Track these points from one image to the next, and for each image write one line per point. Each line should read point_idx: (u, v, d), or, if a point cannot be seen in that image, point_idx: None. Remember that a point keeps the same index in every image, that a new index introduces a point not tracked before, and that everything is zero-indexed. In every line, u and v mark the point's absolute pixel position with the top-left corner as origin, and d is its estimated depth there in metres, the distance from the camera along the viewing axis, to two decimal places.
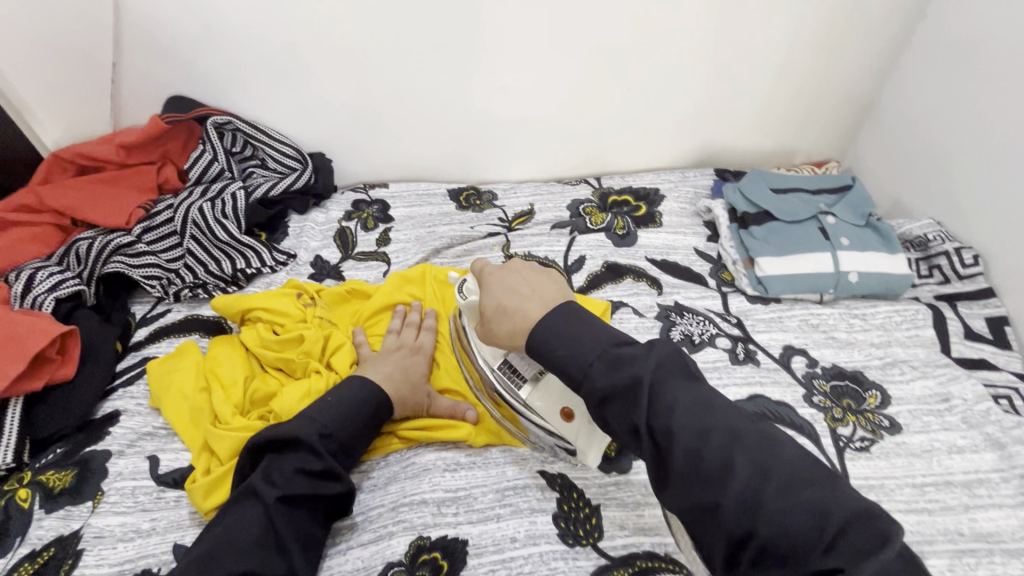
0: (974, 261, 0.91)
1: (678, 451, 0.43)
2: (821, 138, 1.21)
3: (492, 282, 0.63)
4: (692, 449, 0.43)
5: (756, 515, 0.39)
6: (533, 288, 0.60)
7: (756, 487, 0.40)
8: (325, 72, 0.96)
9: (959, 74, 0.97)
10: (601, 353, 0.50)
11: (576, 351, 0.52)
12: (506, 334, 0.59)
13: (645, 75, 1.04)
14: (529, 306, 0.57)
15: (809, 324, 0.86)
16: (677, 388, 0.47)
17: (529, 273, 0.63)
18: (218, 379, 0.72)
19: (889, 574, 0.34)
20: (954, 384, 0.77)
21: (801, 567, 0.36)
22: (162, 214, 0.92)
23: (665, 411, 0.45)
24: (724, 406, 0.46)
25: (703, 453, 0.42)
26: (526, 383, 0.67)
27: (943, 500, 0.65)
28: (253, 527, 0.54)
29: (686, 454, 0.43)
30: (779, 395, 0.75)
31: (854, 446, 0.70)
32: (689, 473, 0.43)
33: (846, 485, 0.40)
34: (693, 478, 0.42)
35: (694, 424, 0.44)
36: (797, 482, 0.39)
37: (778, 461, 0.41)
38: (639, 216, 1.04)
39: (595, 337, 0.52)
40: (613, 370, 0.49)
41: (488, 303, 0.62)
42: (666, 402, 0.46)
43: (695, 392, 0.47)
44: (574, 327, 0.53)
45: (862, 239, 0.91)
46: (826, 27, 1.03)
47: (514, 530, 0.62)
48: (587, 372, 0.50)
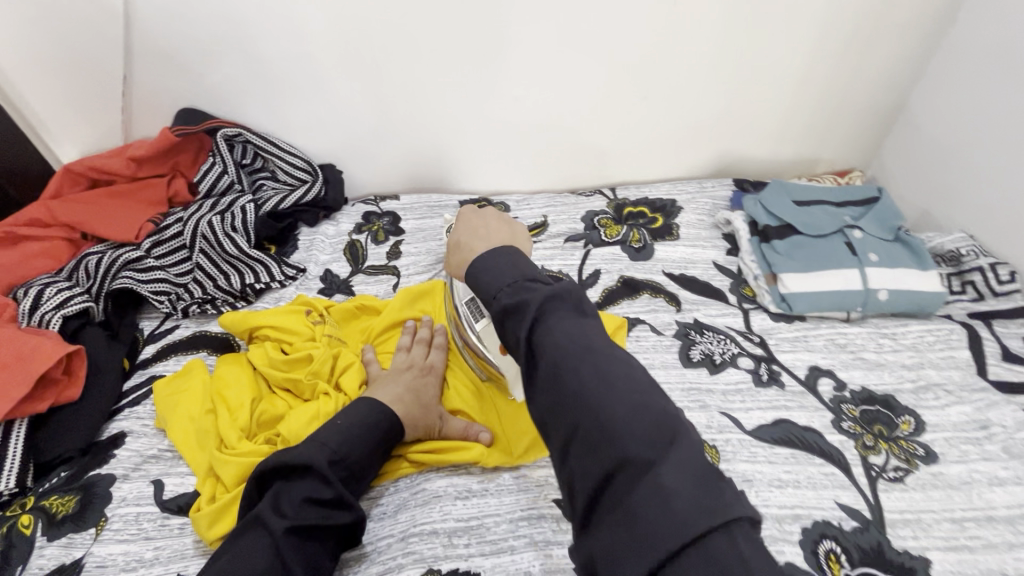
0: (1010, 277, 0.87)
1: (546, 360, 0.43)
2: (844, 146, 1.17)
3: (460, 224, 0.63)
4: (557, 358, 0.42)
5: (597, 417, 0.39)
6: (491, 232, 0.60)
7: (602, 398, 0.40)
8: (335, 83, 0.95)
9: (991, 79, 0.93)
10: (513, 282, 0.48)
11: (492, 278, 0.49)
12: (456, 267, 0.59)
13: (661, 83, 1.01)
14: (478, 244, 0.57)
15: (836, 343, 0.82)
16: (563, 317, 0.45)
17: (497, 219, 0.62)
18: (224, 401, 0.70)
19: (684, 469, 0.36)
20: (993, 410, 0.73)
21: (612, 456, 0.37)
22: (171, 228, 0.91)
23: (545, 328, 0.44)
24: (604, 339, 0.44)
25: (563, 361, 0.42)
26: (482, 318, 0.71)
27: (985, 537, 0.61)
28: (259, 559, 0.51)
29: (551, 362, 0.42)
30: (805, 421, 0.71)
31: (888, 477, 0.66)
32: (550, 381, 0.42)
33: (671, 402, 0.40)
34: (551, 380, 0.42)
35: (568, 342, 0.43)
36: (638, 399, 0.40)
37: (626, 379, 0.41)
38: (656, 228, 1.01)
39: (510, 265, 0.50)
40: (515, 294, 0.47)
41: (450, 241, 0.62)
42: (547, 322, 0.44)
43: (580, 321, 0.45)
44: (501, 262, 0.50)
45: (891, 254, 0.87)
46: (850, 32, 0.99)
47: (528, 563, 0.59)
48: (496, 295, 0.48)
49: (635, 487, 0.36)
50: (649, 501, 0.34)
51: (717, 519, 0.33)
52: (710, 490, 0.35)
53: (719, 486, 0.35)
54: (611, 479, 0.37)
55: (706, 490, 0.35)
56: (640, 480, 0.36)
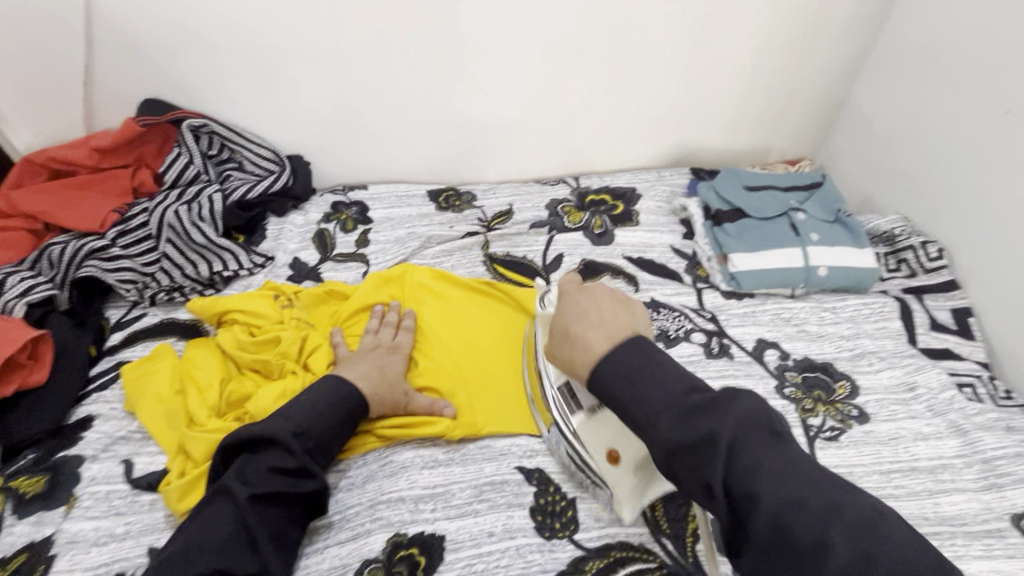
0: (939, 254, 0.93)
1: (765, 515, 0.42)
2: (795, 137, 1.24)
3: (567, 304, 0.59)
4: (781, 521, 0.41)
5: None
6: (608, 320, 0.56)
7: (858, 566, 0.39)
8: (302, 74, 0.96)
9: (922, 73, 1.01)
10: (674, 401, 0.48)
11: (649, 394, 0.49)
12: (566, 359, 0.56)
13: (620, 75, 1.06)
14: (597, 341, 0.53)
15: (781, 318, 0.88)
16: (763, 451, 0.44)
17: (609, 301, 0.58)
18: (193, 381, 0.72)
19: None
20: (920, 373, 0.79)
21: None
22: (136, 218, 0.92)
23: (746, 476, 0.43)
24: (807, 468, 0.44)
25: (793, 526, 0.41)
26: (581, 411, 0.65)
27: (909, 485, 0.67)
28: (224, 527, 0.54)
29: (773, 528, 0.41)
30: (751, 387, 0.77)
31: (824, 436, 0.72)
32: (776, 542, 0.41)
33: (944, 566, 0.39)
34: (788, 551, 0.40)
35: (785, 491, 0.42)
36: (895, 563, 0.39)
37: (876, 538, 0.40)
38: (616, 215, 1.06)
39: (670, 382, 0.49)
40: (683, 424, 0.46)
41: (556, 324, 0.58)
42: (749, 467, 0.43)
43: (780, 454, 0.44)
44: (640, 368, 0.50)
45: (831, 234, 0.93)
46: (796, 28, 1.05)
47: (490, 525, 0.63)
48: (654, 420, 0.48)
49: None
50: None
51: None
52: None
53: None
54: None
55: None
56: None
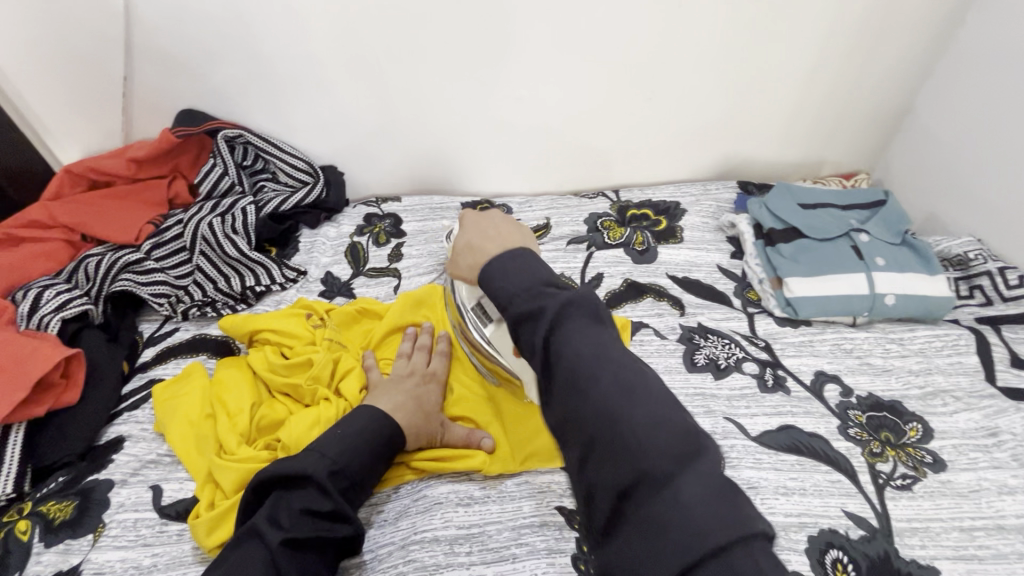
0: (1020, 282, 0.85)
1: (562, 368, 0.44)
2: (850, 149, 1.16)
3: (466, 224, 0.62)
4: (572, 370, 0.43)
5: (612, 428, 0.41)
6: (500, 232, 0.58)
7: (616, 406, 0.41)
8: (336, 83, 0.94)
9: (1000, 83, 0.92)
10: (530, 285, 0.48)
11: (508, 284, 0.49)
12: (467, 269, 0.58)
13: (666, 83, 1.00)
14: (491, 245, 0.56)
15: (842, 348, 0.81)
16: (582, 324, 0.45)
17: (505, 221, 0.61)
18: (223, 406, 0.70)
19: (702, 483, 0.37)
20: (1002, 417, 0.72)
21: (633, 468, 0.39)
22: (171, 230, 0.91)
23: (563, 337, 0.45)
24: (612, 340, 0.46)
25: (579, 373, 0.43)
26: (492, 322, 0.66)
27: (996, 546, 0.60)
28: (253, 572, 0.49)
29: (567, 375, 0.43)
30: (812, 427, 0.70)
31: (895, 485, 0.65)
32: (565, 389, 0.43)
33: (688, 416, 0.41)
34: (570, 390, 0.43)
35: (586, 351, 0.44)
36: (654, 411, 0.41)
37: (645, 391, 0.42)
38: (659, 231, 1.00)
39: (534, 274, 0.49)
40: (534, 301, 0.47)
41: (459, 243, 0.61)
42: (564, 329, 0.45)
43: (597, 329, 0.46)
44: (515, 264, 0.50)
45: (898, 259, 0.86)
46: (857, 32, 0.98)
47: (531, 572, 0.57)
48: (511, 300, 0.48)
49: (652, 497, 0.37)
50: (669, 511, 0.36)
51: (739, 533, 0.35)
52: (731, 504, 0.36)
53: (737, 499, 0.37)
54: (633, 493, 0.38)
55: (719, 500, 0.36)
56: (657, 494, 0.37)
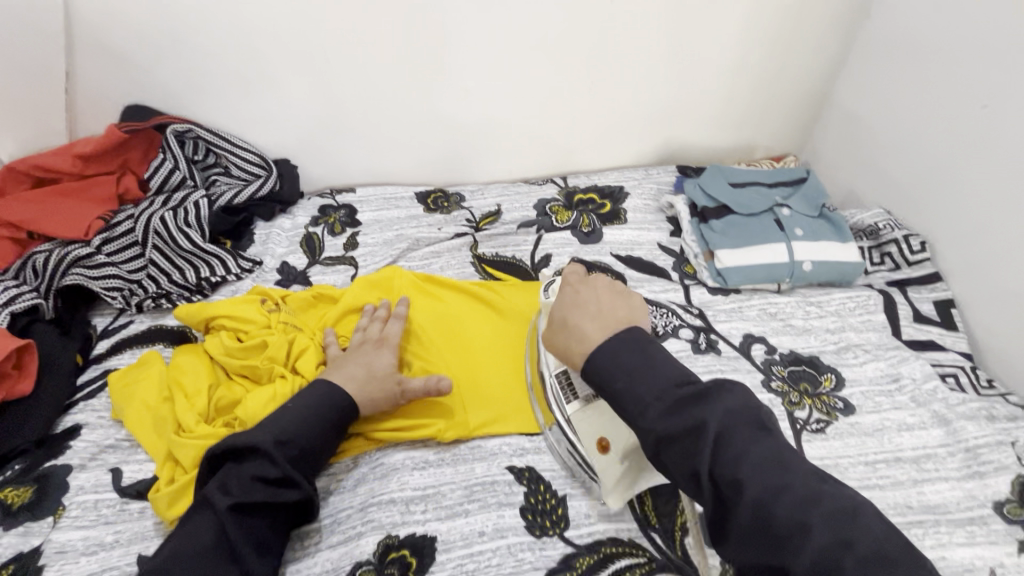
0: (921, 247, 0.95)
1: (746, 505, 0.44)
2: (779, 133, 1.25)
3: (565, 294, 0.63)
4: (763, 508, 0.44)
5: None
6: (602, 310, 0.59)
7: (837, 555, 0.41)
8: (286, 76, 0.96)
9: (899, 70, 1.02)
10: (673, 396, 0.49)
11: (635, 386, 0.51)
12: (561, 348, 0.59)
13: (606, 74, 1.06)
14: (592, 328, 0.56)
15: (768, 313, 0.89)
16: (747, 440, 0.46)
17: (607, 292, 0.62)
18: (181, 388, 0.71)
19: None
20: (904, 364, 0.80)
21: None
22: (122, 224, 0.91)
23: (734, 464, 0.45)
24: (792, 459, 0.46)
25: (774, 515, 0.43)
26: (576, 400, 0.67)
27: (893, 475, 0.68)
28: (204, 536, 0.54)
29: (756, 515, 0.43)
30: (739, 381, 0.77)
31: (810, 428, 0.72)
32: (759, 530, 0.43)
33: (916, 552, 0.41)
34: (756, 531, 0.43)
35: (768, 480, 0.44)
36: (871, 554, 0.41)
37: (851, 523, 0.42)
38: (604, 213, 1.06)
39: (660, 374, 0.51)
40: (678, 415, 0.48)
41: (555, 313, 0.61)
42: (731, 454, 0.46)
43: (766, 445, 0.46)
44: (639, 365, 0.52)
45: (815, 230, 0.94)
46: (778, 24, 1.06)
47: (481, 525, 0.63)
48: (643, 410, 0.50)
49: None
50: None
51: None
52: None
53: None
54: None
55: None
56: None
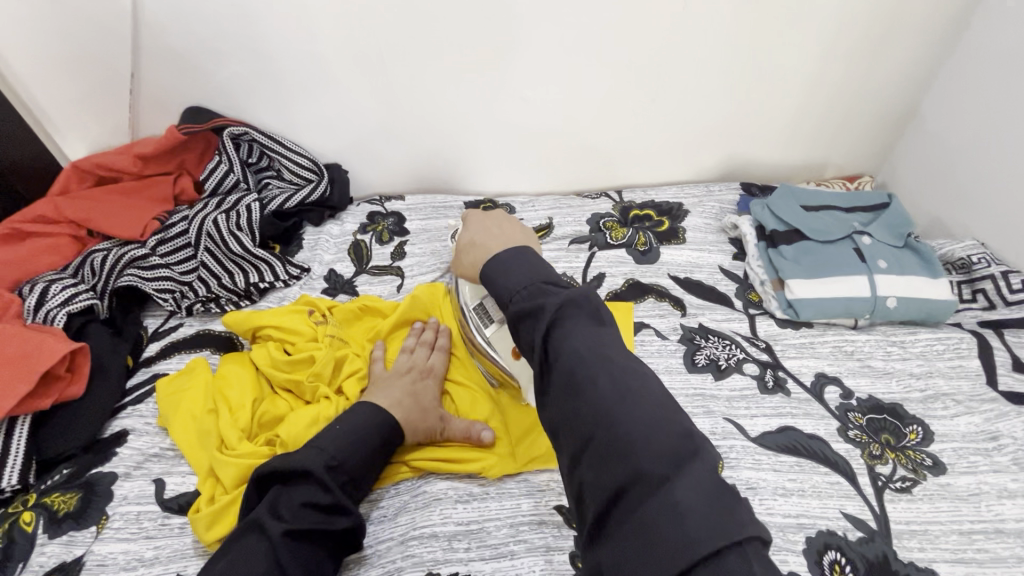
0: (1022, 286, 0.84)
1: (562, 367, 0.45)
2: (854, 151, 1.16)
3: (471, 224, 0.67)
4: (571, 369, 0.44)
5: (607, 424, 0.40)
6: (502, 233, 0.64)
7: (611, 405, 0.41)
8: (341, 79, 0.94)
9: (1002, 87, 0.92)
10: (529, 285, 0.51)
11: (510, 281, 0.52)
12: (470, 266, 0.64)
13: (669, 85, 1.01)
14: (492, 242, 0.62)
15: (843, 351, 0.81)
16: (580, 324, 0.47)
17: (506, 223, 0.67)
18: (226, 401, 0.70)
19: (694, 482, 0.36)
20: (1003, 421, 0.72)
21: (628, 468, 0.38)
22: (176, 226, 0.91)
23: (563, 336, 0.46)
24: (617, 346, 0.46)
25: (578, 373, 0.44)
26: (493, 323, 0.72)
27: (993, 550, 0.60)
28: (256, 564, 0.50)
29: (566, 374, 0.44)
30: (811, 428, 0.70)
31: (894, 487, 0.65)
32: (564, 388, 0.44)
33: (692, 423, 0.40)
34: (566, 389, 0.44)
35: (582, 348, 0.45)
36: (655, 413, 0.40)
37: (641, 390, 0.42)
38: (662, 232, 1.00)
39: (524, 269, 0.53)
40: (532, 299, 0.50)
41: (462, 240, 0.66)
42: (564, 329, 0.46)
43: (595, 328, 0.47)
44: (516, 265, 0.53)
45: (901, 261, 0.86)
46: (861, 34, 0.98)
47: (528, 569, 0.59)
48: (511, 299, 0.51)
49: (649, 499, 0.36)
50: (663, 515, 0.35)
51: (735, 539, 0.34)
52: (724, 506, 0.35)
53: (734, 503, 0.36)
54: (625, 494, 0.37)
55: (715, 501, 0.36)
56: (652, 494, 0.36)
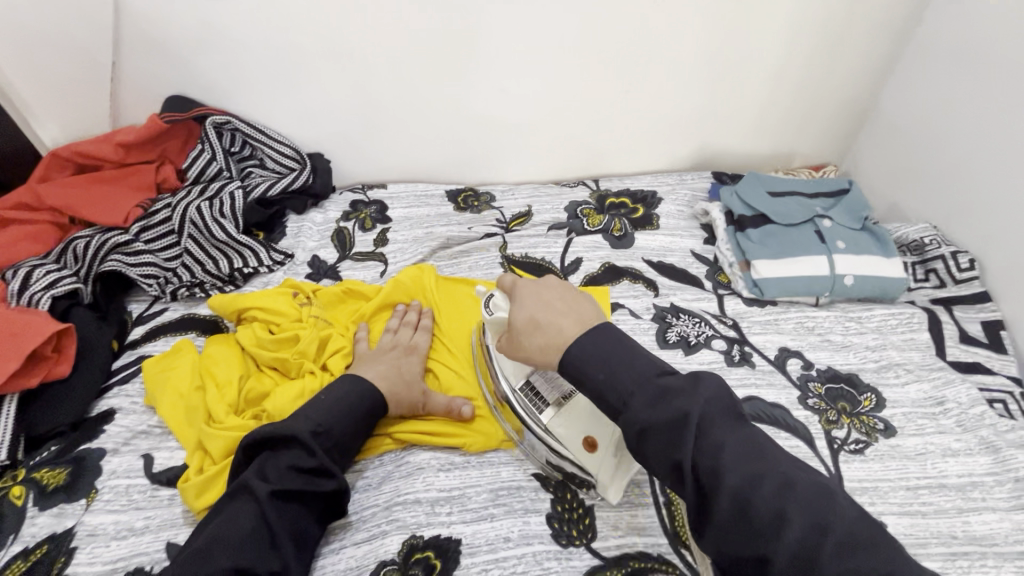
0: (970, 265, 0.91)
1: (727, 494, 0.44)
2: (820, 142, 1.21)
3: (524, 297, 0.62)
4: (743, 497, 0.43)
5: (812, 568, 0.40)
6: (562, 305, 0.59)
7: (814, 542, 0.40)
8: (323, 70, 0.96)
9: (953, 80, 0.98)
10: (643, 383, 0.50)
11: (616, 379, 0.51)
12: (538, 348, 0.57)
13: (642, 78, 1.04)
14: (565, 323, 0.56)
15: (805, 326, 0.86)
16: (727, 432, 0.47)
17: (562, 290, 0.62)
18: (212, 378, 0.72)
19: None
20: (949, 388, 0.77)
21: None
22: (159, 214, 0.92)
23: (714, 453, 0.45)
24: (773, 453, 0.46)
25: (754, 505, 0.43)
26: (548, 408, 0.67)
27: (936, 502, 0.65)
28: (244, 523, 0.53)
29: (733, 501, 0.43)
30: (773, 398, 0.75)
31: (848, 449, 0.70)
32: (736, 520, 0.43)
33: (900, 547, 0.41)
34: (737, 520, 0.43)
35: (748, 471, 0.44)
36: (854, 543, 0.40)
37: (838, 520, 0.42)
38: (636, 218, 1.04)
39: (634, 368, 0.51)
40: (655, 403, 0.49)
41: (518, 318, 0.60)
42: (714, 444, 0.46)
43: (743, 436, 0.47)
44: (616, 356, 0.52)
45: (857, 242, 0.91)
46: (824, 29, 1.03)
47: (507, 530, 0.62)
48: (627, 400, 0.50)
49: None
50: None
51: None
52: None
53: None
54: None
55: (854, 556, 0.40)
56: None
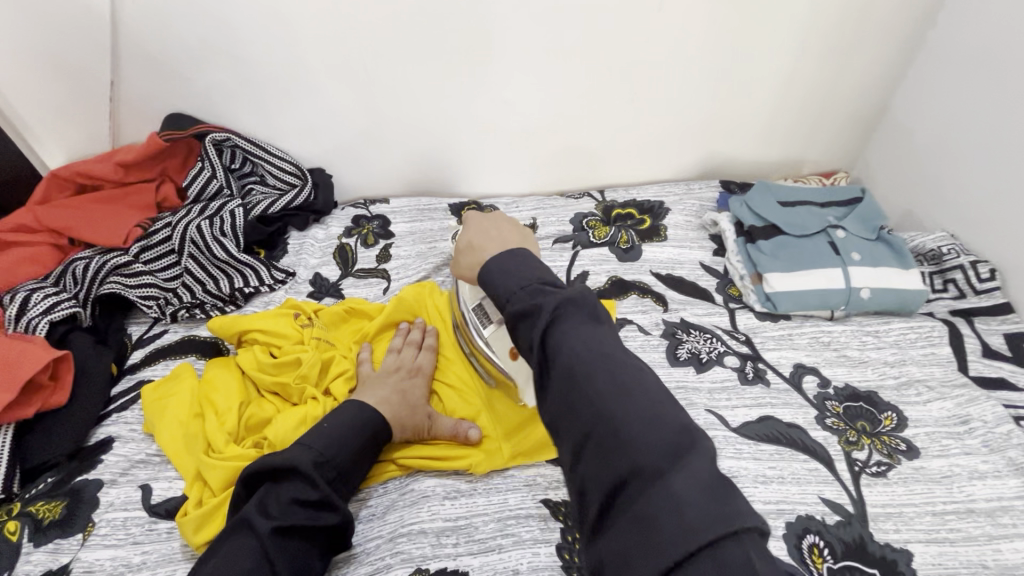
0: (990, 276, 0.88)
1: (561, 364, 0.44)
2: (830, 147, 1.19)
3: (471, 224, 0.63)
4: (571, 366, 0.43)
5: (611, 425, 0.40)
6: (502, 235, 0.60)
7: (614, 405, 0.40)
8: (324, 84, 0.95)
9: (969, 83, 0.95)
10: (526, 285, 0.49)
11: (507, 279, 0.50)
12: (467, 270, 0.60)
13: (648, 86, 1.03)
14: (491, 245, 0.57)
15: (820, 342, 0.84)
16: (577, 322, 0.46)
17: (511, 226, 0.62)
18: (212, 405, 0.71)
19: (694, 480, 0.36)
20: (973, 405, 0.74)
21: (624, 466, 0.38)
22: (160, 233, 0.91)
23: (562, 334, 0.45)
24: (615, 344, 0.45)
25: (578, 370, 0.43)
26: (491, 323, 0.69)
27: (965, 529, 0.62)
28: (244, 561, 0.51)
29: (565, 368, 0.43)
30: (790, 417, 0.72)
31: (870, 471, 0.67)
32: (564, 384, 0.43)
33: (689, 417, 0.40)
34: (564, 383, 0.43)
35: (583, 347, 0.44)
36: (653, 413, 0.40)
37: (643, 390, 0.42)
38: (643, 230, 1.02)
39: (524, 271, 0.50)
40: (530, 298, 0.48)
41: (459, 243, 0.62)
42: (563, 327, 0.45)
43: (597, 329, 0.46)
44: (513, 263, 0.51)
45: (874, 254, 0.89)
46: (833, 33, 1.01)
47: (516, 562, 0.59)
48: (509, 298, 0.49)
49: (646, 492, 0.36)
50: (663, 509, 0.35)
51: (730, 528, 0.33)
52: (723, 499, 0.35)
53: (731, 498, 0.36)
54: (625, 489, 0.37)
55: (643, 422, 0.39)
56: (650, 487, 0.36)
